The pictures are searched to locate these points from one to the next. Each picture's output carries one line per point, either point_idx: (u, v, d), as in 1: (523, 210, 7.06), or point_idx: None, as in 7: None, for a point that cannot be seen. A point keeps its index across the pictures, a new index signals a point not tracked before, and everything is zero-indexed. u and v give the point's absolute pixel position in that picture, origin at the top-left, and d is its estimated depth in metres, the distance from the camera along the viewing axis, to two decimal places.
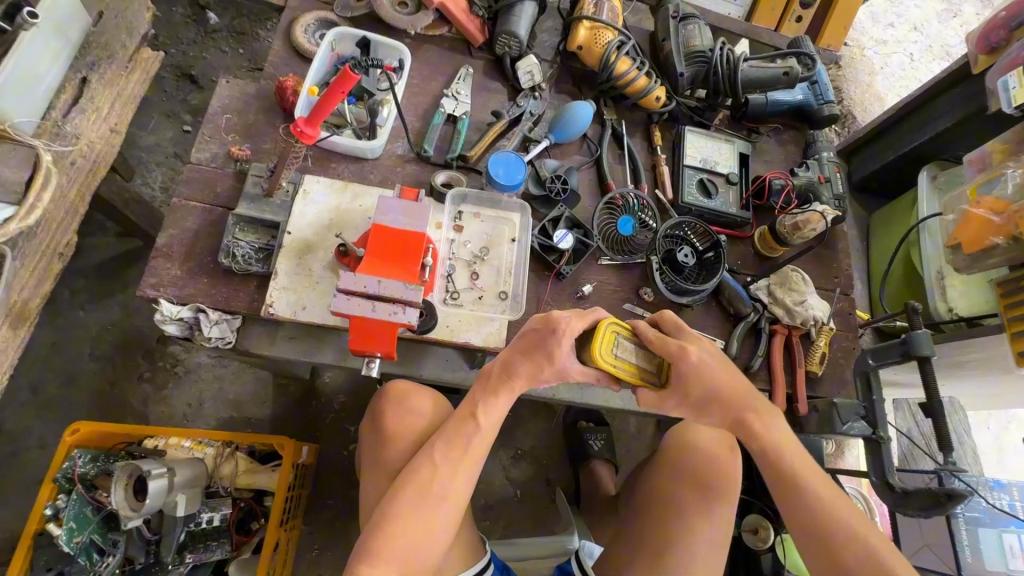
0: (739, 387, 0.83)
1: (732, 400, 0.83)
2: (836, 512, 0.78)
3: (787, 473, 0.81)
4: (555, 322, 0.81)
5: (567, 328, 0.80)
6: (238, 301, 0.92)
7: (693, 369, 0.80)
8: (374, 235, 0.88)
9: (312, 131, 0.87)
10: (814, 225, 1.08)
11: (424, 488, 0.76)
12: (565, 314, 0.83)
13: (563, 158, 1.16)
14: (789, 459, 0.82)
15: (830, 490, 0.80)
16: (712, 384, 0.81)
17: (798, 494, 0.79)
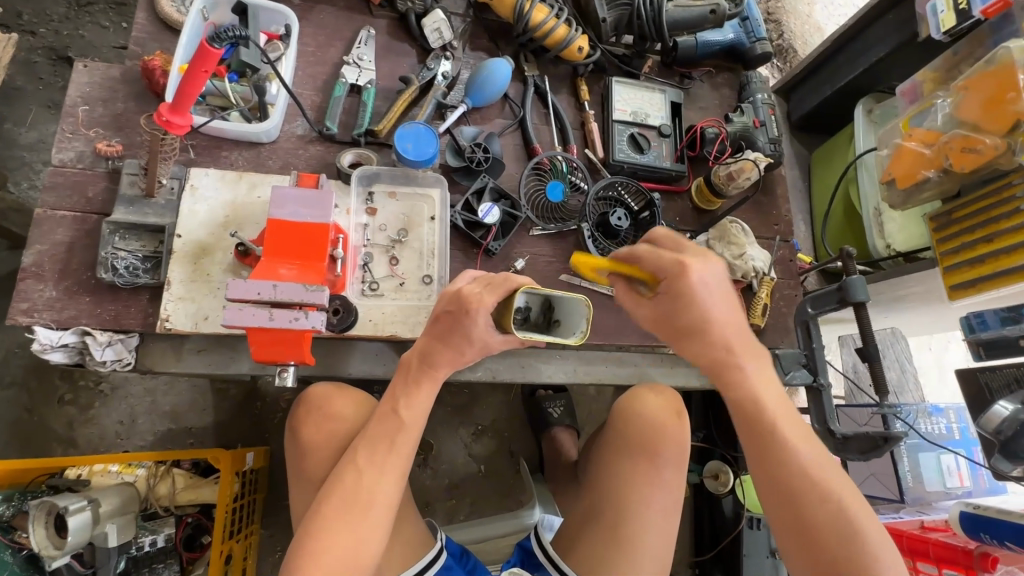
0: (732, 319, 0.69)
1: (723, 332, 0.69)
2: (821, 486, 0.65)
3: (777, 448, 0.67)
4: (471, 306, 0.72)
5: (479, 305, 0.72)
6: (130, 319, 0.83)
7: (687, 289, 0.67)
8: (271, 232, 0.79)
9: (181, 119, 0.76)
10: (749, 173, 1.03)
11: (348, 496, 0.72)
12: (473, 289, 0.74)
13: (484, 123, 1.07)
14: (785, 434, 0.67)
15: (820, 460, 0.67)
16: (704, 306, 0.68)
17: (779, 464, 0.66)
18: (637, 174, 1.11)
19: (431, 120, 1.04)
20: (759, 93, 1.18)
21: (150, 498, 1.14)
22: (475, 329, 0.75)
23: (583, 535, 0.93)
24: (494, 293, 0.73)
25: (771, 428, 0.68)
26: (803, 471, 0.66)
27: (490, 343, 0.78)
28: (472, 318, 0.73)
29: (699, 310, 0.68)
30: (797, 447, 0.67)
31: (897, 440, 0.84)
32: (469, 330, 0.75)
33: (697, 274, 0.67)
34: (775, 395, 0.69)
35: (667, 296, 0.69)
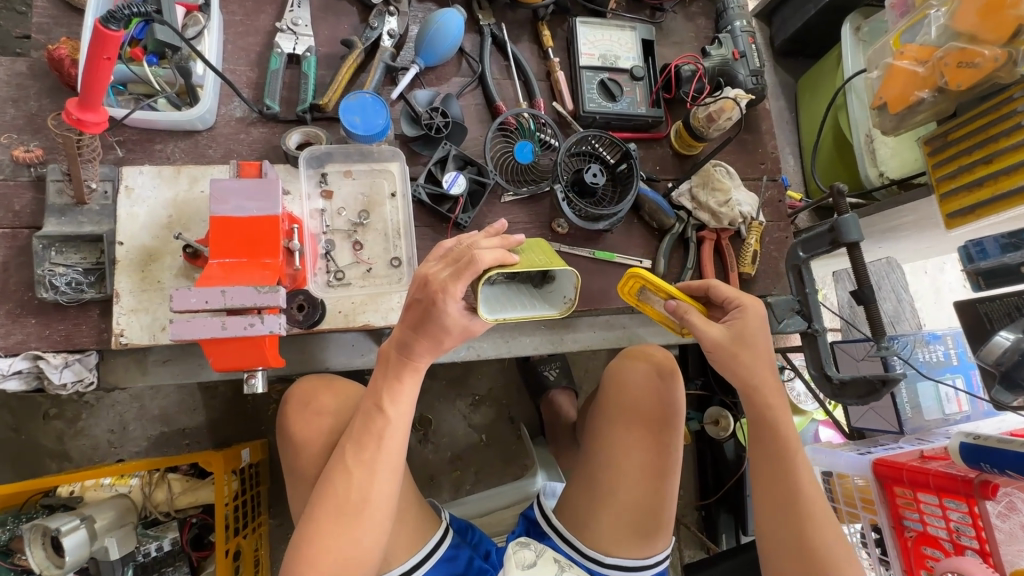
0: (766, 359, 0.79)
1: (757, 366, 0.79)
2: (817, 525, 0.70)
3: (793, 472, 0.74)
4: (436, 296, 0.68)
5: (444, 294, 0.67)
6: (83, 336, 0.78)
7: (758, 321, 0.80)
8: (216, 230, 0.73)
9: (94, 116, 0.68)
10: (730, 113, 0.96)
11: (341, 499, 0.69)
12: (440, 276, 0.68)
13: (441, 84, 0.99)
14: (800, 463, 0.74)
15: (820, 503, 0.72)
16: (756, 340, 0.79)
17: (789, 486, 0.73)
18: (610, 124, 1.03)
19: (382, 85, 0.95)
20: (738, 20, 1.08)
21: (148, 506, 1.12)
22: (447, 318, 0.70)
23: (585, 506, 0.91)
24: (460, 280, 0.67)
25: (788, 455, 0.75)
26: (812, 497, 0.72)
27: (470, 325, 0.73)
28: (440, 308, 0.68)
29: (754, 345, 0.79)
30: (808, 475, 0.74)
31: (894, 383, 0.81)
32: (441, 320, 0.70)
33: (759, 312, 0.81)
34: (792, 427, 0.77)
35: (738, 324, 0.80)
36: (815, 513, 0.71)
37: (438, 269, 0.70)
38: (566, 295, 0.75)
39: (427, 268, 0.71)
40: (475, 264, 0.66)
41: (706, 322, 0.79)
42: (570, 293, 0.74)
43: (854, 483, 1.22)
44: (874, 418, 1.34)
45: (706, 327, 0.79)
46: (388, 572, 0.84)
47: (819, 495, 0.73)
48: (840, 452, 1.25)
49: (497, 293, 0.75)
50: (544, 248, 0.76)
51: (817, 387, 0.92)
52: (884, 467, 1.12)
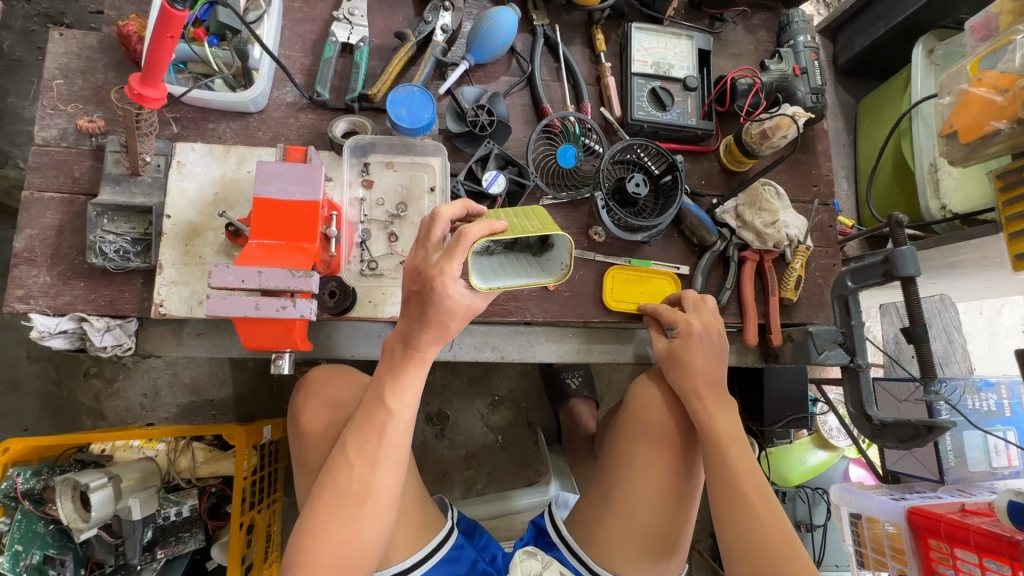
0: (703, 376, 0.83)
1: (694, 378, 0.83)
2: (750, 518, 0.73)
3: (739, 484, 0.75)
4: (434, 279, 0.67)
5: (441, 274, 0.67)
6: (125, 303, 0.80)
7: (702, 345, 0.84)
8: (258, 212, 0.74)
9: (154, 92, 0.70)
10: (785, 130, 0.92)
11: (342, 490, 0.69)
12: (432, 260, 0.68)
13: (489, 82, 0.98)
14: (743, 472, 0.76)
15: (757, 494, 0.74)
16: (689, 360, 0.84)
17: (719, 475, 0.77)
18: (658, 134, 1.00)
19: (431, 80, 0.95)
20: (801, 35, 1.04)
21: (171, 472, 1.16)
22: (448, 300, 0.69)
23: (595, 521, 0.88)
24: (455, 257, 0.66)
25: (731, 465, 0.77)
26: (761, 508, 0.73)
27: (473, 304, 0.72)
28: (441, 290, 0.67)
29: (688, 364, 0.84)
30: (755, 487, 0.75)
31: (942, 431, 0.76)
32: (443, 302, 0.69)
33: (697, 335, 0.84)
34: (735, 434, 0.79)
35: (678, 344, 0.85)
36: (766, 523, 0.72)
37: (430, 256, 0.70)
38: (562, 261, 0.74)
39: (418, 258, 0.71)
40: (465, 239, 0.66)
41: (655, 339, 0.90)
42: (565, 258, 0.73)
43: (883, 528, 1.16)
44: (912, 464, 1.27)
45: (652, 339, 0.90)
46: (388, 567, 0.83)
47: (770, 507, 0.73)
48: (874, 495, 1.20)
49: (495, 265, 0.77)
50: (538, 214, 0.75)
51: (855, 426, 0.88)
52: (919, 517, 1.06)
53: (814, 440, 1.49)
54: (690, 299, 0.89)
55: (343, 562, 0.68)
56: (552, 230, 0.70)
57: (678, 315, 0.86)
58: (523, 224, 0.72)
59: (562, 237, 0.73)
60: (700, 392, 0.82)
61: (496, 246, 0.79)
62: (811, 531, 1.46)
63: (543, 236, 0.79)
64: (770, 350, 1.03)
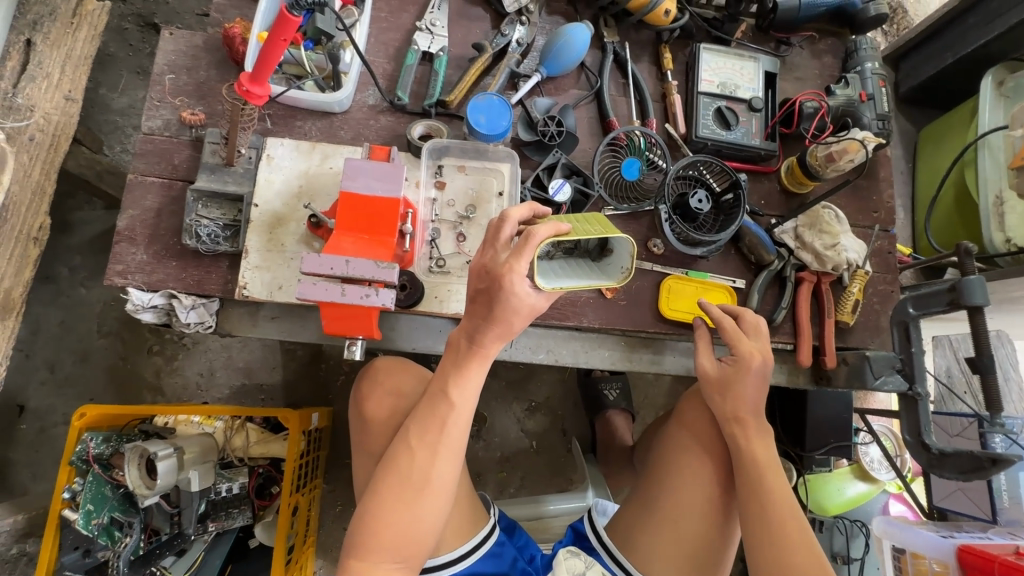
0: (750, 403, 0.83)
1: (737, 405, 0.83)
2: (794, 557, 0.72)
3: (777, 518, 0.75)
4: (503, 276, 0.70)
5: (509, 271, 0.70)
6: (212, 284, 0.86)
7: (754, 373, 0.83)
8: (343, 205, 0.79)
9: (260, 89, 0.76)
10: (853, 155, 0.93)
11: (404, 476, 0.72)
12: (500, 259, 0.72)
13: (558, 94, 1.02)
14: (782, 506, 0.76)
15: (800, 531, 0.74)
16: (740, 387, 0.83)
17: (761, 507, 0.76)
18: (721, 152, 1.02)
19: (503, 89, 0.99)
20: (869, 61, 1.05)
21: (227, 449, 1.22)
22: (514, 297, 0.71)
23: (637, 527, 0.89)
24: (523, 255, 0.70)
25: (771, 499, 0.76)
26: (798, 546, 0.72)
27: (536, 304, 0.74)
28: (509, 287, 0.70)
29: (737, 389, 0.83)
30: (794, 524, 0.74)
31: (1006, 464, 0.74)
32: (508, 299, 0.71)
33: (754, 368, 0.83)
34: (773, 464, 0.79)
35: (728, 368, 0.84)
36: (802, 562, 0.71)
37: (498, 255, 0.73)
38: (623, 264, 0.77)
39: (486, 257, 0.74)
40: (533, 239, 0.70)
41: (706, 352, 0.88)
42: (626, 261, 0.76)
43: (929, 565, 1.13)
44: (963, 501, 1.24)
45: (702, 356, 0.87)
46: (437, 558, 0.85)
47: (810, 546, 0.72)
48: (920, 530, 1.17)
49: (557, 267, 0.80)
50: (599, 220, 0.77)
51: (910, 454, 0.87)
52: (968, 554, 1.04)
53: (855, 471, 1.46)
54: (753, 326, 0.87)
55: (401, 544, 0.71)
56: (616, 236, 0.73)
57: (740, 342, 0.85)
58: (587, 229, 0.74)
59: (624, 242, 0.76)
60: (740, 417, 0.83)
61: (557, 251, 0.82)
62: (846, 564, 1.43)
63: (602, 241, 0.82)
64: (822, 372, 1.03)
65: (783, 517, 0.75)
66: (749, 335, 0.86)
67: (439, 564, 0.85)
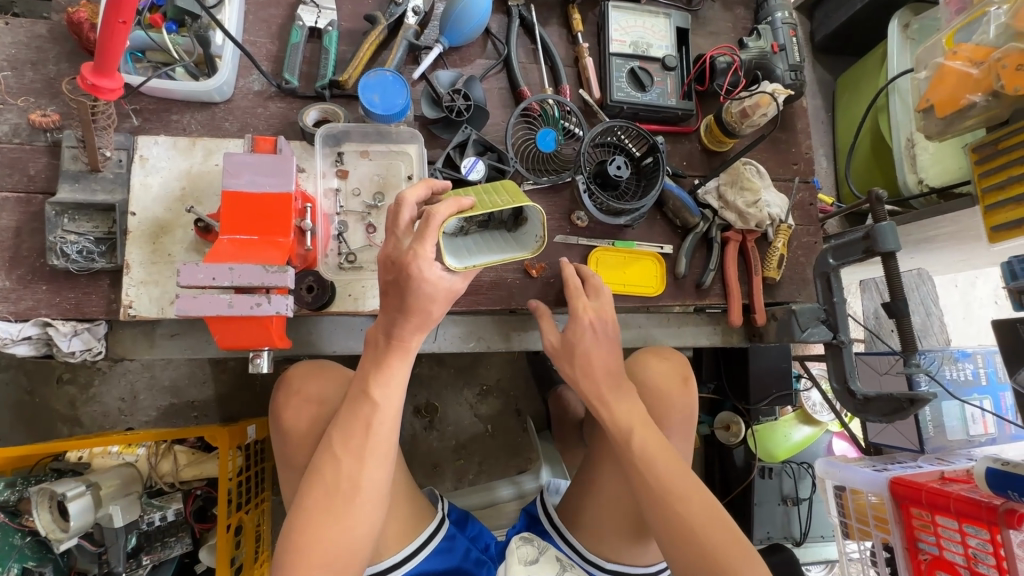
0: (601, 366, 0.81)
1: (597, 377, 0.81)
2: (683, 508, 0.69)
3: (665, 480, 0.71)
4: (409, 264, 0.66)
5: (415, 258, 0.66)
6: (92, 306, 0.77)
7: (592, 329, 0.84)
8: (227, 206, 0.71)
9: (109, 82, 0.67)
10: (765, 108, 0.91)
11: (331, 485, 0.68)
12: (404, 246, 0.67)
13: (465, 65, 0.95)
14: (661, 467, 0.72)
15: (684, 481, 0.71)
16: (587, 350, 0.82)
17: (637, 473, 0.73)
18: (638, 116, 0.99)
19: (404, 64, 0.92)
20: (779, 11, 1.03)
21: (153, 477, 1.13)
22: (426, 284, 0.68)
23: (582, 502, 0.89)
24: (426, 240, 0.65)
25: (648, 464, 0.73)
26: (683, 498, 0.70)
27: (453, 286, 0.71)
28: (418, 275, 0.67)
29: (585, 353, 0.82)
30: (679, 478, 0.71)
31: (924, 403, 0.77)
32: (421, 287, 0.68)
33: (590, 321, 0.83)
34: (641, 421, 0.77)
35: (571, 334, 0.84)
36: (699, 520, 0.68)
37: (401, 242, 0.69)
38: (536, 233, 0.74)
39: (389, 246, 0.69)
40: (434, 220, 0.65)
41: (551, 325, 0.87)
42: (539, 230, 0.73)
43: (867, 499, 1.19)
44: (895, 436, 1.29)
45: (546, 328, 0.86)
46: (379, 563, 0.83)
47: (705, 499, 0.70)
48: (856, 467, 1.21)
49: (470, 244, 0.77)
50: (509, 188, 0.73)
51: (839, 400, 0.89)
52: (901, 486, 1.09)
53: (798, 416, 1.49)
54: (596, 284, 0.88)
55: (335, 560, 0.66)
56: (525, 203, 0.70)
57: (580, 301, 0.85)
58: (493, 200, 0.70)
59: (535, 210, 0.73)
60: (602, 391, 0.80)
61: (470, 225, 0.79)
62: (796, 505, 1.47)
63: (515, 210, 0.78)
64: (754, 329, 1.04)
65: (670, 478, 0.71)
66: (589, 293, 0.87)
67: (382, 570, 0.83)
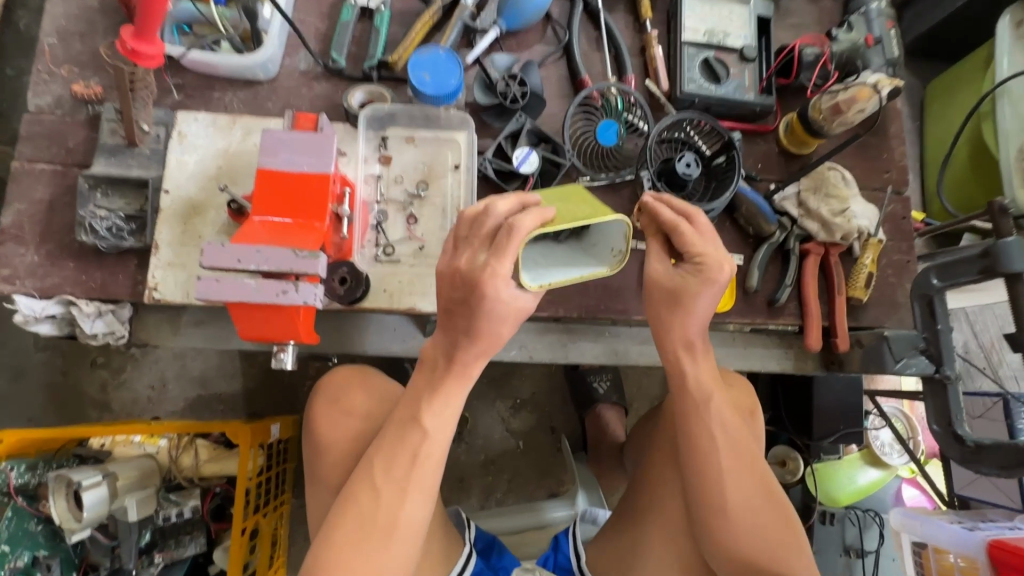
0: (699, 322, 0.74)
1: (681, 335, 0.74)
2: (743, 481, 0.71)
3: (730, 455, 0.72)
4: (483, 283, 0.58)
5: (493, 276, 0.58)
6: (118, 287, 0.73)
7: (715, 292, 0.70)
8: (261, 185, 0.66)
9: (150, 48, 0.62)
10: (863, 103, 0.81)
11: (367, 517, 0.61)
12: (478, 259, 0.59)
13: (522, 51, 0.88)
14: (727, 434, 0.73)
15: (746, 454, 0.72)
16: (694, 302, 0.71)
17: (705, 437, 0.72)
18: (710, 111, 0.89)
19: (457, 48, 0.86)
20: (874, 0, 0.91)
21: (173, 471, 1.08)
22: (499, 305, 0.60)
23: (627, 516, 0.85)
24: (508, 256, 0.58)
25: (719, 464, 0.71)
26: (746, 470, 0.71)
27: (525, 305, 0.62)
28: (493, 295, 0.58)
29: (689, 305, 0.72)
30: (749, 452, 0.73)
31: None
32: (494, 307, 0.60)
33: (718, 281, 0.70)
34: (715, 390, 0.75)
35: (683, 281, 0.71)
36: (762, 517, 0.70)
37: (476, 257, 0.60)
38: (614, 246, 0.65)
39: (458, 261, 0.61)
40: (517, 233, 0.57)
41: (660, 256, 0.75)
42: (619, 243, 0.64)
43: (953, 560, 1.02)
44: (988, 488, 1.14)
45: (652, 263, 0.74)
46: None
47: (760, 481, 0.71)
48: (941, 522, 1.06)
49: (535, 255, 0.67)
50: (581, 197, 0.67)
51: (940, 446, 0.75)
52: (1002, 552, 0.92)
53: (864, 457, 1.36)
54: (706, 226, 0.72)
55: None
56: (609, 214, 0.61)
57: (698, 244, 0.70)
58: (573, 208, 0.63)
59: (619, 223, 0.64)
60: (677, 354, 0.76)
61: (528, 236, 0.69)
62: (861, 558, 1.33)
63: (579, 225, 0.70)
64: (833, 356, 0.91)
65: (738, 480, 0.71)
66: (709, 240, 0.72)
67: None
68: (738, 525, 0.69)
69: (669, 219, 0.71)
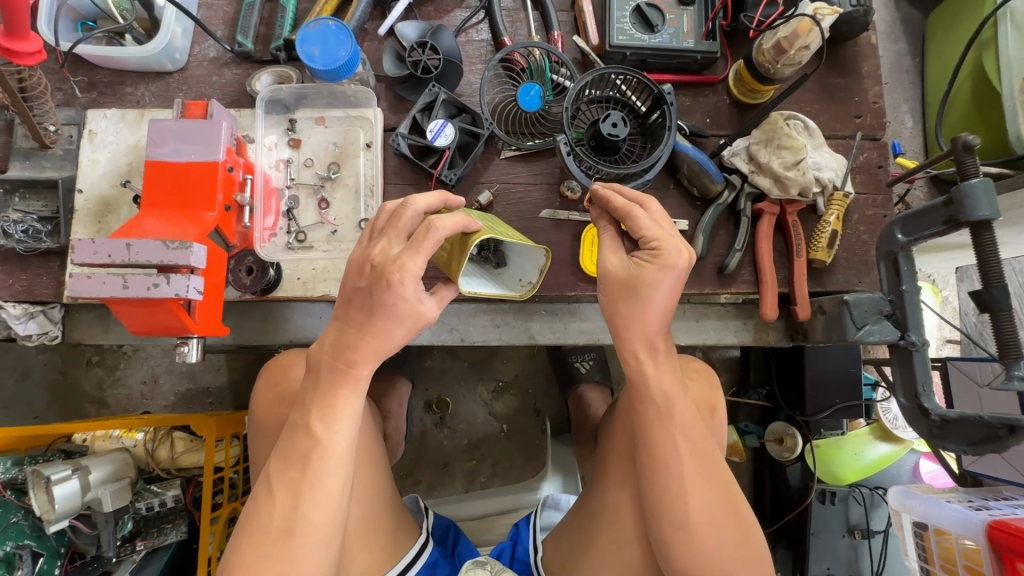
0: (662, 311, 0.62)
1: (630, 335, 0.63)
2: (695, 493, 0.61)
3: (683, 462, 0.61)
4: (389, 276, 0.53)
5: (400, 271, 0.53)
6: (42, 288, 0.74)
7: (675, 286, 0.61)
8: (150, 178, 0.65)
9: (28, 45, 0.62)
10: (806, 38, 0.72)
11: (263, 526, 0.56)
12: (389, 253, 0.55)
13: (440, 15, 0.83)
14: (677, 446, 0.62)
15: (701, 463, 0.62)
16: (652, 294, 0.61)
17: (654, 443, 0.62)
18: (647, 63, 0.81)
19: (370, 19, 0.81)
20: None
21: (151, 462, 1.12)
22: (401, 304, 0.55)
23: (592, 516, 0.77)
24: (419, 253, 0.53)
25: (681, 477, 0.61)
26: (696, 483, 0.61)
27: (427, 311, 0.57)
28: (397, 288, 0.54)
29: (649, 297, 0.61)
30: (708, 460, 0.63)
31: None
32: (395, 307, 0.55)
33: (679, 269, 0.60)
34: (670, 393, 0.63)
35: (638, 268, 0.61)
36: (723, 527, 0.61)
37: (391, 248, 0.56)
38: (526, 277, 0.65)
39: (374, 249, 0.56)
40: (435, 233, 0.53)
41: (614, 248, 0.65)
42: (531, 274, 0.65)
43: (955, 543, 0.93)
44: (998, 464, 1.01)
45: (602, 257, 0.64)
46: None
47: (713, 494, 0.61)
48: (943, 501, 0.96)
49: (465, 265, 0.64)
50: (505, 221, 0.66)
51: (908, 422, 0.67)
52: (1001, 533, 0.83)
53: (873, 431, 1.23)
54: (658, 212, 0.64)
55: None
56: (528, 242, 0.61)
57: (654, 228, 0.62)
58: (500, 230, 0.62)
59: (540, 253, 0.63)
60: (639, 357, 0.63)
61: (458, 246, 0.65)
62: (866, 539, 1.22)
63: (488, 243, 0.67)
64: (797, 326, 0.84)
65: (704, 494, 0.61)
66: (664, 225, 0.63)
67: None
68: (697, 544, 0.60)
69: (621, 205, 0.64)
